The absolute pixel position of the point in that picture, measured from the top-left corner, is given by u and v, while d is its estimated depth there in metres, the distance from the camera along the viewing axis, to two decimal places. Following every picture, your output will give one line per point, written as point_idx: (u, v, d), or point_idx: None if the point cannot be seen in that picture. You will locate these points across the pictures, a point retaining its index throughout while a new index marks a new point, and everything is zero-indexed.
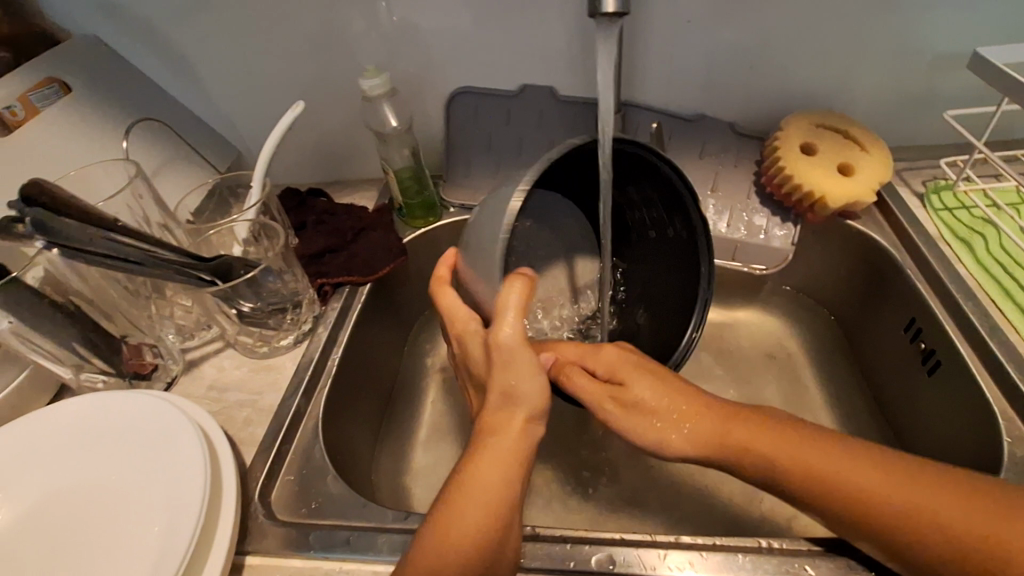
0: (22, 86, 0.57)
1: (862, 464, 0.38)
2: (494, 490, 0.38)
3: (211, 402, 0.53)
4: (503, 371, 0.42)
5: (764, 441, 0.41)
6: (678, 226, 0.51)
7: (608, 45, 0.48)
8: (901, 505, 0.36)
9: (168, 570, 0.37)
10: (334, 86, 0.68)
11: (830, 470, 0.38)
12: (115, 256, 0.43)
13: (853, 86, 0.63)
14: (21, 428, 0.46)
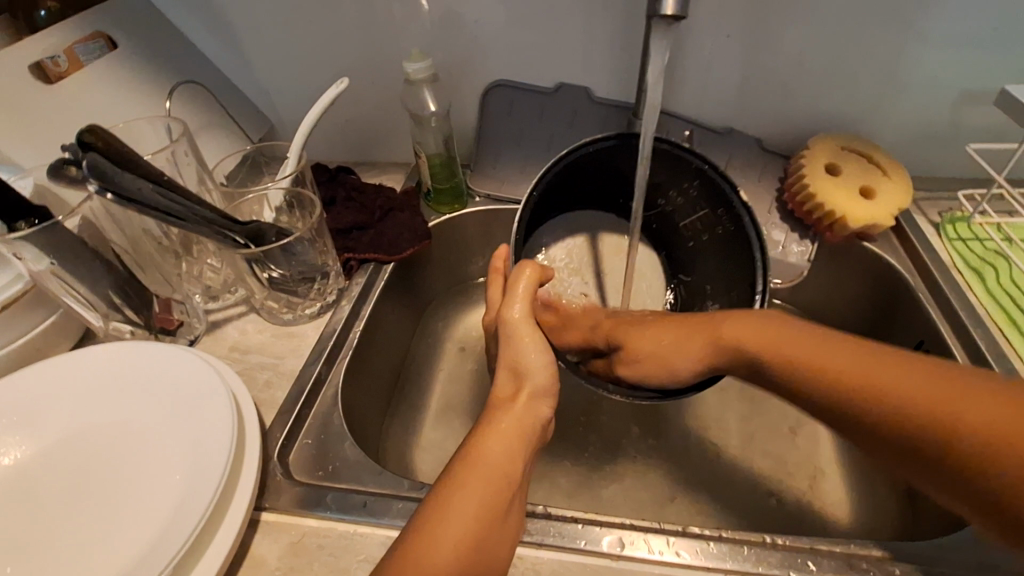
0: (70, 38, 0.58)
1: (874, 358, 0.37)
2: (502, 457, 0.39)
3: (233, 363, 0.55)
4: (512, 346, 0.45)
5: (746, 325, 0.43)
6: (724, 216, 0.52)
7: (662, 45, 0.49)
8: (879, 388, 0.36)
9: (191, 517, 0.38)
10: (375, 67, 0.69)
11: (812, 347, 0.39)
12: (157, 208, 0.44)
13: (880, 114, 0.65)
14: (48, 369, 0.47)
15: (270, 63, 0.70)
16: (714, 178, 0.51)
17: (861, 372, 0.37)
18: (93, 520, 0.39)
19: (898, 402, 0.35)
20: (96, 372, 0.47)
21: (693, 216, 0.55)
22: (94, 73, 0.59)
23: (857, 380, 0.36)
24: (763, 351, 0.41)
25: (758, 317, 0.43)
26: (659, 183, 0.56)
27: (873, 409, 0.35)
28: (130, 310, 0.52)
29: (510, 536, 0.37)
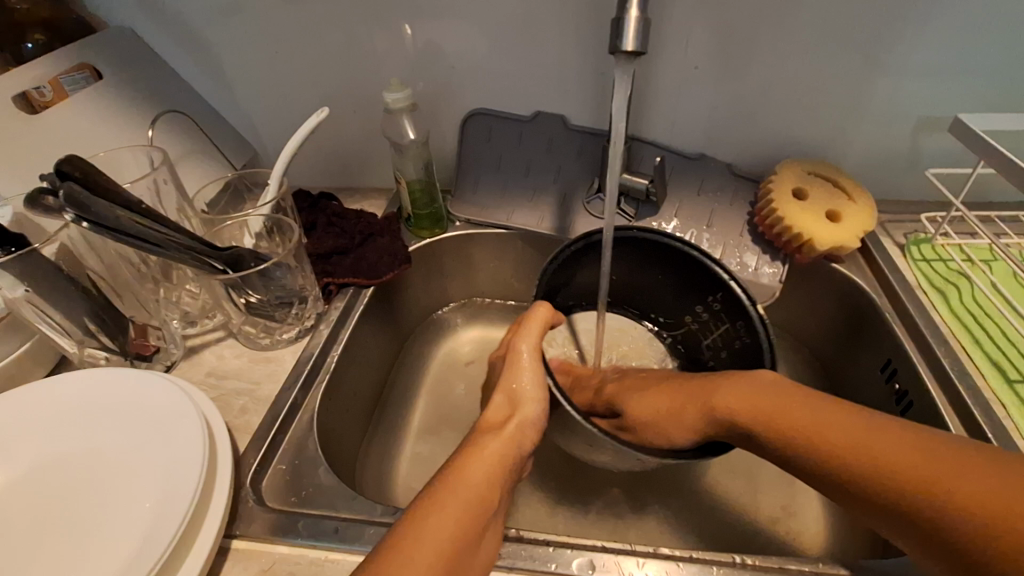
0: (55, 69, 0.60)
1: (862, 426, 0.38)
2: (480, 478, 0.39)
3: (209, 388, 0.55)
4: (511, 375, 0.47)
5: (745, 391, 0.43)
6: (742, 335, 0.53)
7: (625, 81, 0.51)
8: (915, 472, 0.35)
9: (159, 546, 0.37)
10: (357, 98, 0.71)
11: (847, 431, 0.38)
12: (136, 236, 0.44)
13: (843, 140, 0.67)
14: (19, 396, 0.46)
15: (255, 93, 0.72)
16: (738, 296, 0.52)
17: (882, 452, 0.37)
18: (56, 550, 0.39)
19: (935, 484, 0.34)
20: (70, 395, 0.47)
21: (718, 333, 0.56)
22: (78, 103, 0.60)
23: (891, 464, 0.36)
24: (765, 423, 0.41)
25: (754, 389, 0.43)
26: (692, 296, 0.58)
27: (909, 487, 0.35)
28: (105, 337, 0.53)
29: (481, 563, 0.37)
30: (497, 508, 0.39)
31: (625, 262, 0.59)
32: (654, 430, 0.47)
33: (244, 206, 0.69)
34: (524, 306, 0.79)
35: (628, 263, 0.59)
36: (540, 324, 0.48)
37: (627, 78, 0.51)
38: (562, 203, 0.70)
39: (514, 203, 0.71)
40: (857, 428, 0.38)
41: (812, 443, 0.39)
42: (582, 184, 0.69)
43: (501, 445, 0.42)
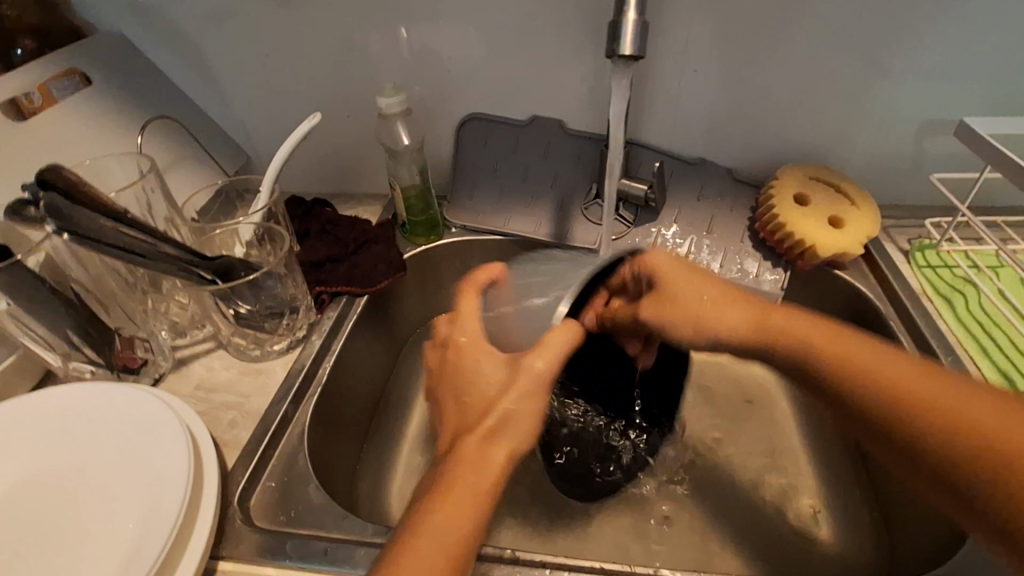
0: (44, 75, 0.59)
1: (911, 369, 0.38)
2: (466, 525, 0.35)
3: (198, 401, 0.53)
4: (506, 395, 0.40)
5: (799, 321, 0.43)
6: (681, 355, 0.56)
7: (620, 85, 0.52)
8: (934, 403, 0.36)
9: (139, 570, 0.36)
10: (351, 103, 0.69)
11: (878, 361, 0.39)
12: (120, 247, 0.44)
13: (845, 145, 0.66)
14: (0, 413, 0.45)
15: (247, 98, 0.71)
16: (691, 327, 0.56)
17: (913, 389, 0.37)
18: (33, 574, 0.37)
19: (946, 417, 0.35)
20: (53, 409, 0.46)
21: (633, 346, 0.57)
22: (67, 109, 0.60)
23: (909, 394, 0.37)
24: (812, 343, 0.42)
25: (807, 325, 0.43)
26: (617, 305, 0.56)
27: (917, 412, 0.36)
28: (90, 350, 0.52)
29: None
30: (473, 551, 0.36)
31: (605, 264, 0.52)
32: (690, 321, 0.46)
33: (236, 213, 0.68)
34: None
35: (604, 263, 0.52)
36: (565, 344, 0.42)
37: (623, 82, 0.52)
38: (559, 209, 0.69)
39: (511, 209, 0.70)
40: (890, 363, 0.39)
41: (839, 361, 0.40)
42: (579, 190, 0.68)
43: (489, 476, 0.37)
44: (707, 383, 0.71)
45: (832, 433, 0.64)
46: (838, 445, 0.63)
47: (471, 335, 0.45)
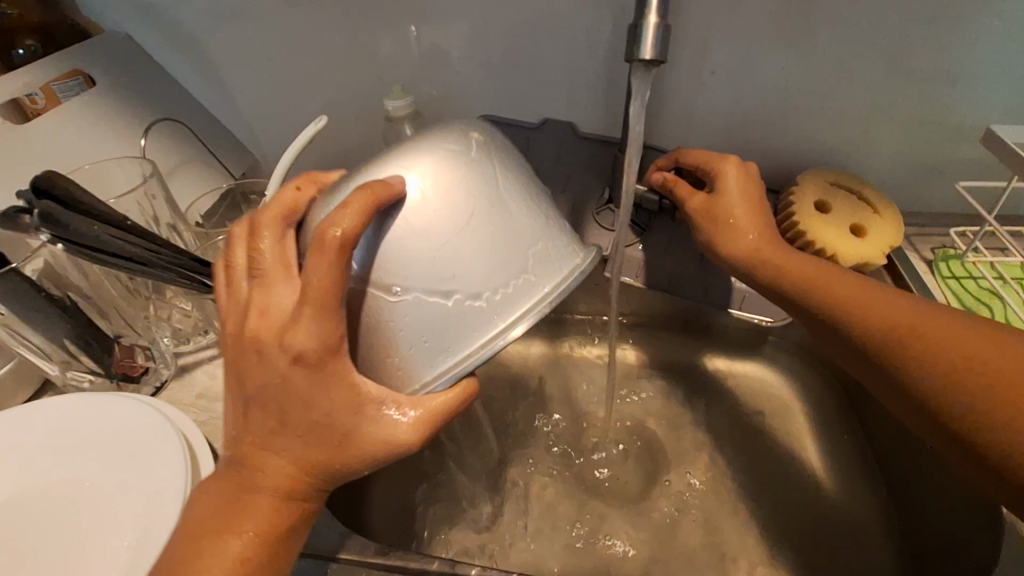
0: (45, 76, 0.58)
1: (909, 308, 0.43)
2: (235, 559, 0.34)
3: (199, 411, 0.52)
4: (344, 448, 0.35)
5: (820, 267, 0.49)
6: None
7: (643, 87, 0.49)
8: (923, 332, 0.41)
9: None
10: (358, 104, 0.68)
11: (883, 308, 0.44)
12: (115, 255, 0.42)
13: (868, 149, 0.64)
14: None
15: (253, 98, 0.69)
16: None
17: (910, 326, 0.42)
18: None
19: (938, 346, 0.40)
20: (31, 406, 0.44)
21: None
22: (71, 111, 0.59)
23: (902, 327, 0.42)
24: (822, 291, 0.47)
25: (822, 268, 0.49)
26: None
27: (908, 347, 0.41)
28: (89, 359, 0.50)
29: None
30: None
31: None
32: (731, 245, 0.52)
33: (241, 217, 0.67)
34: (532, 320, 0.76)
35: None
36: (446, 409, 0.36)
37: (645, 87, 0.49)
38: (572, 214, 0.67)
39: None
40: (894, 303, 0.44)
41: (848, 307, 0.45)
42: (592, 194, 0.66)
43: (273, 510, 0.35)
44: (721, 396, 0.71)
45: (849, 449, 0.65)
46: (855, 459, 0.64)
47: (328, 336, 0.34)
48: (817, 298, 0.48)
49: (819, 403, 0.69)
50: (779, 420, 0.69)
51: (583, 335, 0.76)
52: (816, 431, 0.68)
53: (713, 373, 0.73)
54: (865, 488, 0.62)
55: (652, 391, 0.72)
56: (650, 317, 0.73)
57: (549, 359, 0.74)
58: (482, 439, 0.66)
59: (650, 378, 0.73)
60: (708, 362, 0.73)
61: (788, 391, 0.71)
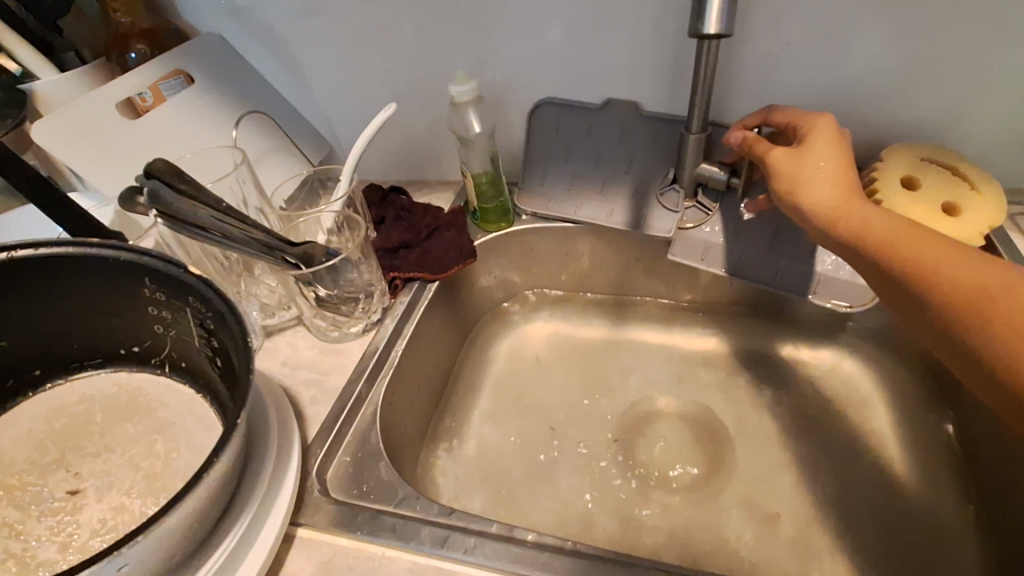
0: (154, 75, 0.65)
1: (988, 276, 0.41)
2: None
3: (283, 377, 0.57)
4: None
5: (899, 223, 0.46)
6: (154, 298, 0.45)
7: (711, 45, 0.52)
8: (995, 303, 0.40)
9: (212, 555, 0.38)
10: (425, 92, 0.70)
11: (960, 271, 0.42)
12: (213, 231, 0.47)
13: (966, 121, 0.58)
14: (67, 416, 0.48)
15: (328, 89, 0.73)
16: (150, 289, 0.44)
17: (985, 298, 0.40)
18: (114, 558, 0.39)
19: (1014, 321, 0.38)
20: (50, 419, 0.48)
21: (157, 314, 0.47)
22: (174, 106, 0.65)
23: (973, 294, 0.41)
24: (898, 248, 0.45)
25: (904, 226, 0.46)
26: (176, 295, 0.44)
27: (982, 319, 0.40)
28: None
29: None
30: None
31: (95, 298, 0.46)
32: (804, 193, 0.49)
33: (319, 201, 0.72)
34: (594, 302, 0.76)
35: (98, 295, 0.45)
36: None
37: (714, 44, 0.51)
38: (635, 195, 0.67)
39: (582, 196, 0.69)
40: (970, 268, 0.42)
41: (926, 268, 0.43)
42: (655, 173, 0.66)
43: None
44: (791, 382, 0.68)
45: (931, 440, 0.62)
46: (939, 454, 0.61)
47: None
48: (890, 256, 0.45)
49: (904, 396, 0.65)
50: (858, 413, 0.65)
51: (646, 319, 0.75)
52: (900, 425, 0.63)
53: (785, 362, 0.70)
54: (951, 490, 0.58)
55: (718, 377, 0.70)
56: (717, 301, 0.72)
57: (610, 341, 0.74)
58: (541, 417, 0.67)
59: (716, 364, 0.71)
60: (778, 348, 0.71)
61: (867, 384, 0.67)
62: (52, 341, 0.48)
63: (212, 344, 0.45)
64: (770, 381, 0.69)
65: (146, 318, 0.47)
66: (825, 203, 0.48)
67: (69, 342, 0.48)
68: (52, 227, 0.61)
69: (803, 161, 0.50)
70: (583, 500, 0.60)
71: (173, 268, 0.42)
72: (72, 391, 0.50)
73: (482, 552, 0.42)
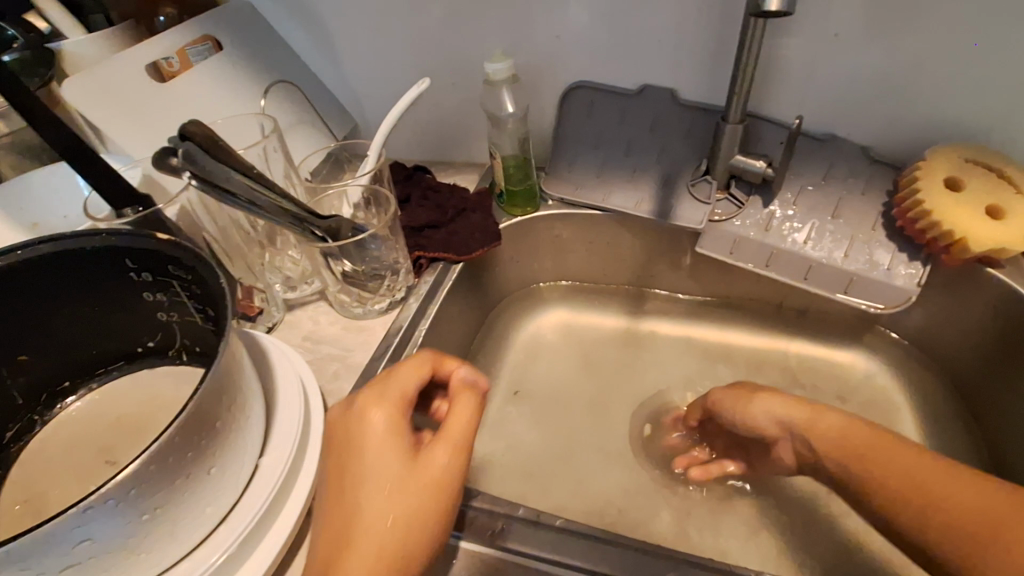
0: (183, 40, 0.64)
1: (917, 461, 0.43)
2: (428, 525, 0.38)
3: (306, 350, 0.57)
4: None
5: (830, 424, 0.48)
6: (150, 279, 0.44)
7: (758, 29, 0.50)
8: (924, 490, 0.42)
9: (240, 524, 0.38)
10: (456, 69, 0.69)
11: (894, 467, 0.43)
12: (246, 200, 0.46)
13: (1015, 124, 0.57)
14: (92, 418, 0.48)
15: (357, 63, 0.72)
16: (144, 275, 0.44)
17: (916, 484, 0.42)
18: None
19: (944, 514, 0.40)
20: (82, 423, 0.48)
21: (157, 296, 0.46)
22: (202, 74, 0.64)
23: (905, 490, 0.42)
24: (836, 447, 0.46)
25: (842, 420, 0.47)
26: (159, 264, 0.42)
27: (914, 512, 0.41)
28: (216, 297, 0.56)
29: None
30: None
31: (93, 294, 0.44)
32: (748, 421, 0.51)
33: (343, 176, 0.70)
34: (615, 292, 0.75)
35: (98, 290, 0.44)
36: None
37: (763, 26, 0.49)
38: (664, 185, 0.65)
39: (611, 183, 0.67)
40: (900, 457, 0.44)
41: (869, 474, 0.44)
42: (688, 164, 0.64)
43: None
44: (814, 381, 0.67)
45: (959, 448, 0.60)
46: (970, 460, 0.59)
47: None
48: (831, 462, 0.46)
49: (933, 403, 0.64)
50: (882, 417, 0.64)
51: (667, 312, 0.74)
52: (928, 431, 0.62)
53: (808, 362, 0.69)
54: None
55: (740, 373, 0.69)
56: (742, 297, 0.71)
57: (630, 333, 0.73)
58: (560, 407, 0.67)
59: (738, 360, 0.70)
60: (803, 348, 0.70)
61: (893, 388, 0.66)
62: (73, 346, 0.47)
63: (209, 313, 0.43)
64: (794, 380, 0.68)
65: (149, 304, 0.47)
66: (765, 423, 0.50)
67: (91, 344, 0.48)
68: (80, 186, 0.60)
69: (754, 427, 0.51)
70: (602, 490, 0.59)
71: (143, 238, 0.40)
72: (107, 377, 0.50)
73: (509, 536, 0.42)
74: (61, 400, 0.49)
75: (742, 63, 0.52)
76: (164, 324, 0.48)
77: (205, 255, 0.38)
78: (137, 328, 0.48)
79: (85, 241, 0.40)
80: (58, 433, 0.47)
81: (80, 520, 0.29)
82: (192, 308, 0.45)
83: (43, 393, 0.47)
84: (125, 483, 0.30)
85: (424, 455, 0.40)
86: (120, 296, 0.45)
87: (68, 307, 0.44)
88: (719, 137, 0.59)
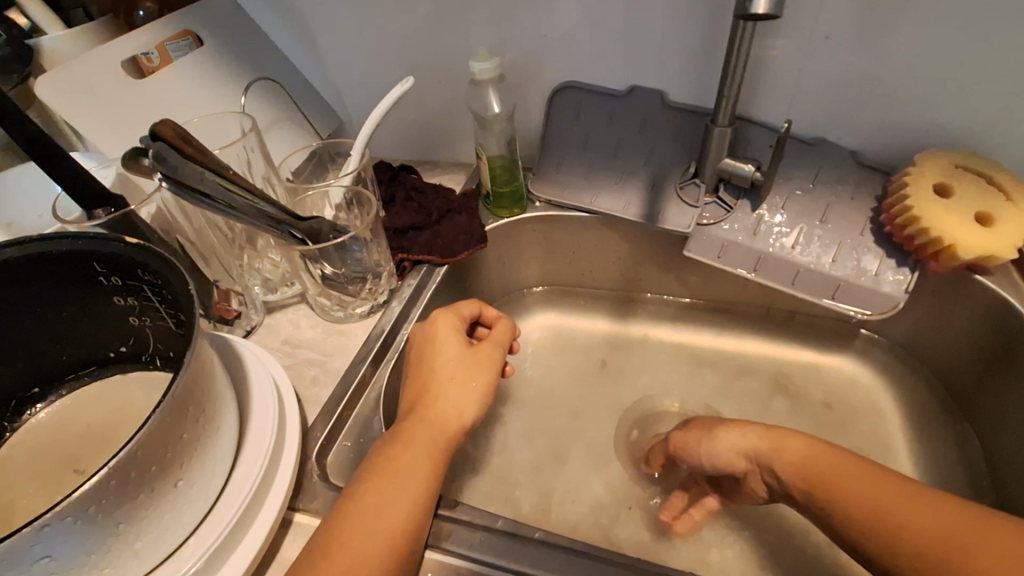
0: (161, 35, 0.62)
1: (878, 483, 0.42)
2: (482, 401, 0.46)
3: (285, 355, 0.55)
4: None
5: (793, 450, 0.47)
6: (120, 284, 0.42)
7: (746, 31, 0.49)
8: (897, 519, 0.40)
9: (209, 538, 0.37)
10: (442, 68, 0.68)
11: (863, 492, 0.42)
12: (218, 200, 0.44)
13: (1004, 130, 0.56)
14: (59, 425, 0.47)
15: (341, 61, 0.71)
16: (114, 280, 0.42)
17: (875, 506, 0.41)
18: None
19: (906, 535, 0.39)
20: (49, 431, 0.46)
21: (128, 301, 0.44)
22: (181, 70, 0.63)
23: (875, 517, 0.41)
24: (800, 473, 0.46)
25: (808, 446, 0.47)
26: (128, 268, 0.41)
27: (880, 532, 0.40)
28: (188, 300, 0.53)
29: None
30: None
31: (60, 300, 0.43)
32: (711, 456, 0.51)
33: (327, 176, 0.69)
34: (603, 295, 0.75)
35: (66, 295, 0.43)
36: None
37: (750, 29, 0.48)
38: (652, 187, 0.64)
39: (599, 185, 0.66)
40: (868, 483, 0.43)
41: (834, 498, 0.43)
42: (676, 166, 0.64)
43: None
44: (801, 387, 0.67)
45: (945, 456, 0.60)
46: (956, 469, 0.59)
47: None
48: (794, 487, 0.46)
49: (919, 410, 0.63)
50: (869, 423, 0.64)
51: (655, 316, 0.73)
52: (914, 438, 0.62)
53: (796, 367, 0.68)
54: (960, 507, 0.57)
55: (727, 378, 0.68)
56: (730, 302, 0.71)
57: (618, 337, 0.73)
58: (546, 412, 0.66)
59: (725, 365, 0.69)
60: (791, 354, 0.69)
61: (879, 395, 0.66)
62: (39, 352, 0.45)
63: (180, 319, 0.42)
64: (781, 386, 0.67)
65: (119, 309, 0.45)
66: (727, 454, 0.50)
67: (59, 349, 0.46)
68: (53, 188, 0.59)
69: (717, 461, 0.51)
70: (586, 497, 0.58)
71: (111, 242, 0.39)
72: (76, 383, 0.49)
73: (487, 549, 0.41)
74: (30, 406, 0.47)
75: (730, 65, 0.51)
76: (135, 329, 0.47)
77: (174, 261, 0.37)
78: (108, 334, 0.47)
79: (51, 244, 0.39)
80: (25, 441, 0.46)
81: (36, 540, 0.28)
82: (164, 313, 0.43)
83: (11, 400, 0.46)
84: (85, 498, 0.29)
85: (478, 345, 0.49)
86: (89, 302, 0.44)
87: (34, 314, 0.43)
88: (708, 140, 0.58)
